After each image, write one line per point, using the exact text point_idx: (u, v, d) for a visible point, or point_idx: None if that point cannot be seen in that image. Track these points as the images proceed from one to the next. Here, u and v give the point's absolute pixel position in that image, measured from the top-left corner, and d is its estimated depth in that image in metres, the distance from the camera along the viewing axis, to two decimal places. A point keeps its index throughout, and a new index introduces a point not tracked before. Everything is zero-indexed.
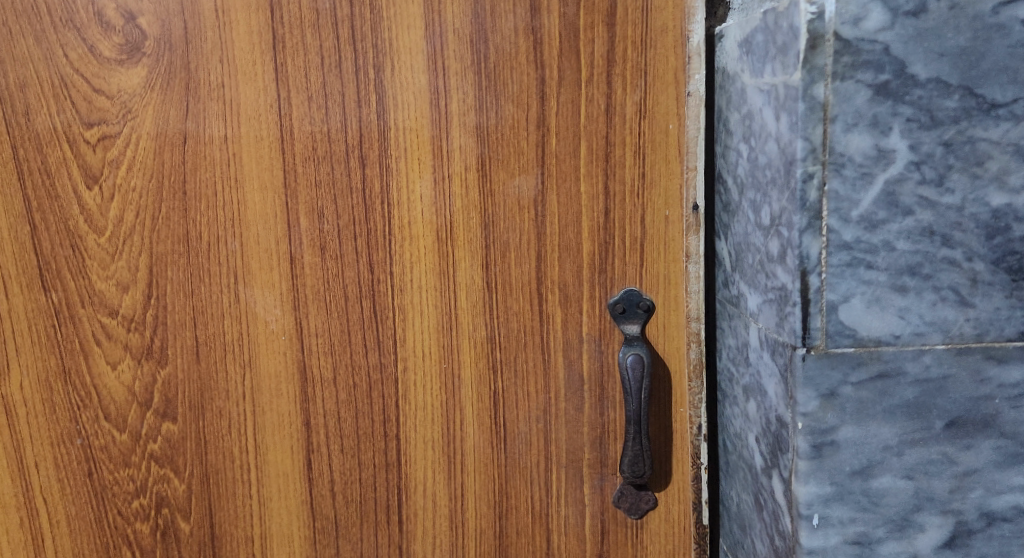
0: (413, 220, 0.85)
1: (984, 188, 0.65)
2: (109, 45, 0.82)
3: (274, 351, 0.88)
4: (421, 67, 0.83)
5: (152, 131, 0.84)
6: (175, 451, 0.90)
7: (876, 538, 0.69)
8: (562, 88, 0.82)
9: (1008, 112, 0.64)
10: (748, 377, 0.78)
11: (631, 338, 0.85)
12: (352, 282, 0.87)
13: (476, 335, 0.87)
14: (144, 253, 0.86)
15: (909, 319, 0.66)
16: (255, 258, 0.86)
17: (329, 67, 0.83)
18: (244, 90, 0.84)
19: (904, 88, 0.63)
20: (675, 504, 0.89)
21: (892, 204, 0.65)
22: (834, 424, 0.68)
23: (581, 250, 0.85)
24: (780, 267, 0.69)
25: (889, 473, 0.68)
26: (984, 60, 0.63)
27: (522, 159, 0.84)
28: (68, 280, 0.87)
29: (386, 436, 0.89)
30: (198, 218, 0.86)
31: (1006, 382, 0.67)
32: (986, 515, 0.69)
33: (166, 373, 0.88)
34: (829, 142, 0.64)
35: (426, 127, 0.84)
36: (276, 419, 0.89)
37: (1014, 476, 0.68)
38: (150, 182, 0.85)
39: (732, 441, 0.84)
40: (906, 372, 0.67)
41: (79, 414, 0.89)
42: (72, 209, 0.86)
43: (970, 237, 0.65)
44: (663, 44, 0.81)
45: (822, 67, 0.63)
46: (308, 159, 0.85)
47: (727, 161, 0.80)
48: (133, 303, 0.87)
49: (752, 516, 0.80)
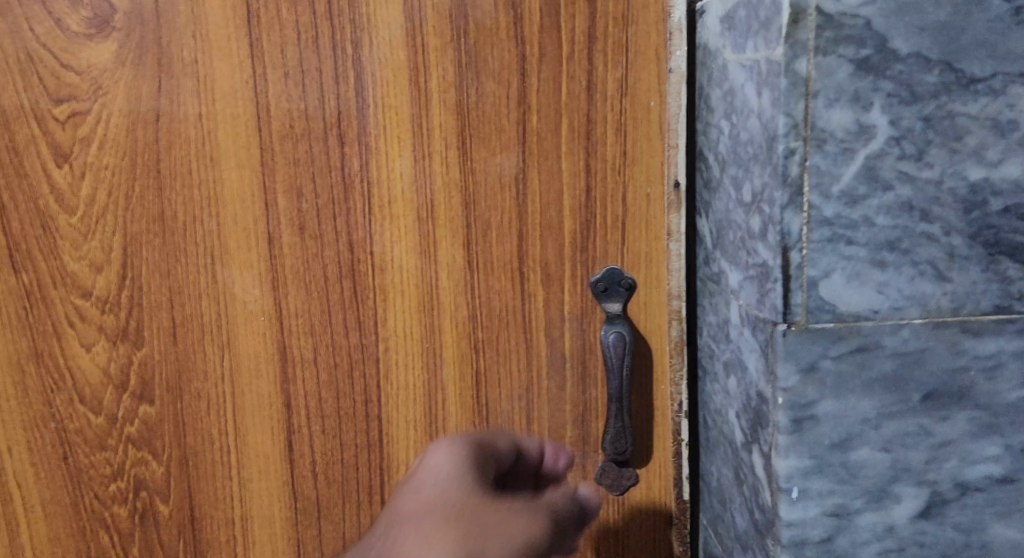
0: (393, 198, 0.85)
1: (962, 162, 0.66)
2: (77, 18, 0.81)
3: (253, 332, 0.87)
4: (399, 43, 0.82)
5: (124, 108, 0.83)
6: (153, 433, 0.89)
7: (853, 510, 0.70)
8: (544, 64, 0.82)
9: (986, 86, 0.65)
10: (729, 353, 0.79)
11: (612, 316, 0.86)
12: (332, 262, 0.86)
13: (458, 315, 0.87)
14: (118, 234, 0.85)
15: (888, 294, 0.67)
16: (232, 237, 0.85)
17: (306, 43, 0.82)
18: (219, 67, 0.82)
19: (885, 62, 0.64)
20: (656, 481, 0.90)
21: (872, 179, 0.65)
22: (814, 399, 0.68)
23: (563, 228, 0.85)
24: (761, 243, 0.70)
25: (867, 445, 0.69)
26: (964, 35, 0.64)
27: (503, 136, 0.83)
28: (39, 261, 0.85)
29: (368, 417, 0.89)
30: (172, 197, 0.85)
31: (981, 354, 0.68)
32: (960, 485, 0.70)
33: (143, 354, 0.87)
34: (811, 117, 0.64)
35: (405, 105, 0.83)
36: (256, 400, 0.88)
37: (987, 447, 0.70)
38: (122, 161, 0.84)
39: (713, 417, 0.84)
40: (885, 346, 0.68)
41: (53, 397, 0.88)
42: (42, 187, 0.84)
43: (948, 211, 0.66)
44: (645, 20, 0.81)
45: (804, 41, 0.64)
46: (285, 138, 0.84)
47: (708, 139, 0.80)
48: (107, 284, 0.86)
49: (732, 491, 0.81)
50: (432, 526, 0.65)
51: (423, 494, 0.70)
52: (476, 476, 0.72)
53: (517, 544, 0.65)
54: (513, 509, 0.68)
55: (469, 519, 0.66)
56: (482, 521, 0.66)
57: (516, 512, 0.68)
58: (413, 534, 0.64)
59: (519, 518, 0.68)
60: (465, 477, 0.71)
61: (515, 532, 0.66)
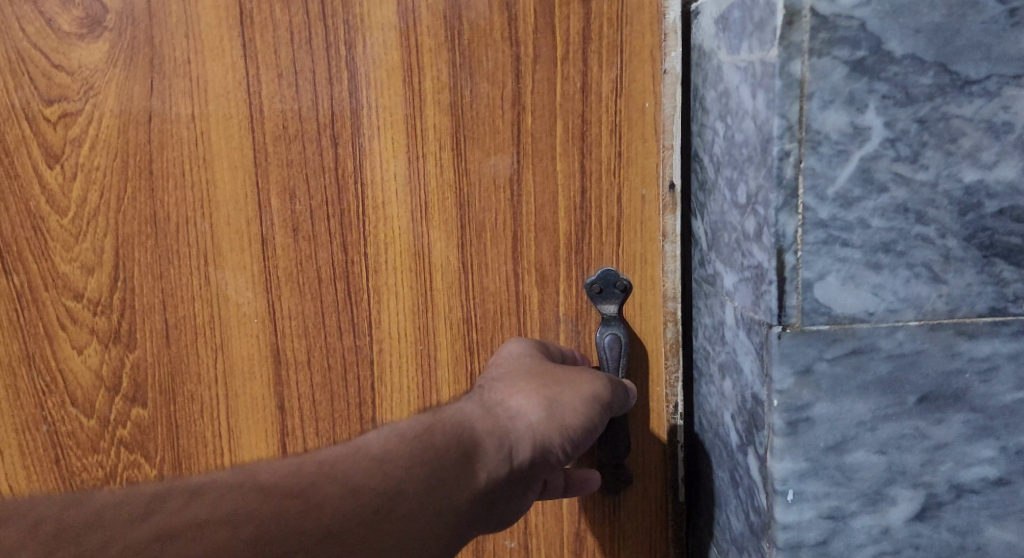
0: (387, 199, 0.84)
1: (957, 164, 0.66)
2: (68, 18, 0.81)
3: (246, 334, 0.87)
4: (393, 43, 0.81)
5: (116, 108, 0.82)
6: (146, 436, 0.88)
7: (849, 512, 0.70)
8: (538, 65, 0.82)
9: (980, 88, 0.65)
10: (724, 354, 0.78)
11: (607, 318, 0.85)
12: (326, 263, 0.85)
13: (452, 316, 0.86)
14: (110, 235, 0.84)
15: (883, 296, 0.67)
16: (225, 239, 0.85)
17: (299, 43, 0.82)
18: (211, 67, 0.82)
19: (880, 64, 0.64)
20: (651, 483, 0.89)
21: (867, 181, 0.65)
22: (809, 401, 0.68)
23: (558, 229, 0.85)
24: (756, 245, 0.69)
25: (863, 448, 0.69)
26: (958, 37, 0.64)
27: (498, 138, 0.83)
28: (31, 262, 0.85)
29: (362, 419, 0.88)
30: (165, 198, 0.84)
31: (976, 356, 0.68)
32: (956, 487, 0.70)
33: (135, 356, 0.87)
34: (806, 119, 0.64)
35: (399, 105, 0.82)
36: (250, 402, 0.88)
37: (982, 449, 0.70)
38: (114, 162, 0.83)
39: (708, 420, 0.84)
40: (880, 349, 0.68)
41: (45, 399, 0.88)
42: (34, 189, 0.84)
43: (943, 213, 0.66)
44: (639, 21, 0.81)
45: (799, 43, 0.63)
46: (278, 139, 0.83)
47: (703, 140, 0.80)
48: (98, 286, 0.85)
49: (727, 493, 0.80)
50: (524, 388, 0.74)
51: (502, 366, 0.79)
52: (543, 354, 0.81)
53: (587, 395, 0.75)
54: (579, 368, 0.78)
55: (550, 380, 0.75)
56: (560, 382, 0.75)
57: (582, 372, 0.77)
58: (514, 393, 0.74)
59: (584, 375, 0.77)
60: (534, 352, 0.81)
61: (585, 389, 0.75)
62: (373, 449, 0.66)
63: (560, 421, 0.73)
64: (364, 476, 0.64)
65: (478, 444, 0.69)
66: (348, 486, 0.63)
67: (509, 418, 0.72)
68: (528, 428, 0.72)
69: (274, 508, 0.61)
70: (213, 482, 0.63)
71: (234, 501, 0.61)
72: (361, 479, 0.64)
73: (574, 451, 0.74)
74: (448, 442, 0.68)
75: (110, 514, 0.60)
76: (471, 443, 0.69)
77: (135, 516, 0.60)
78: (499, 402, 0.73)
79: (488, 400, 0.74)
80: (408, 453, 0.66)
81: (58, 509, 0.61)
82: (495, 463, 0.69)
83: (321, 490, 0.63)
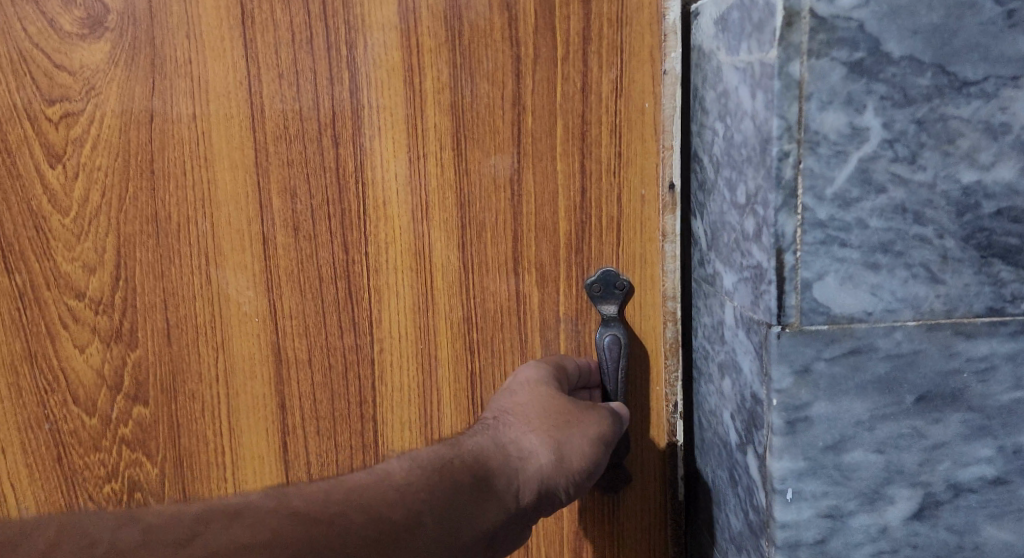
0: (388, 199, 0.85)
1: (955, 165, 0.66)
2: (70, 18, 0.81)
3: (247, 333, 0.87)
4: (394, 43, 0.82)
5: (117, 108, 0.83)
6: (147, 435, 0.88)
7: (847, 511, 0.70)
8: (538, 65, 0.82)
9: (978, 89, 0.65)
10: (723, 354, 0.79)
11: (607, 318, 0.86)
12: (326, 263, 0.86)
13: (452, 316, 0.87)
14: (111, 235, 0.85)
15: (881, 296, 0.67)
16: (226, 239, 0.85)
17: (300, 43, 0.82)
18: (212, 67, 0.82)
19: (878, 65, 0.64)
20: (650, 482, 0.90)
21: (865, 181, 0.66)
22: (807, 401, 0.69)
23: (558, 229, 0.85)
24: (755, 245, 0.70)
25: (861, 447, 0.69)
26: (956, 38, 0.65)
27: (498, 138, 0.83)
28: (32, 261, 0.86)
29: (363, 418, 0.88)
30: (166, 198, 0.84)
31: (973, 356, 0.69)
32: (953, 486, 0.70)
33: (137, 356, 0.87)
34: (805, 119, 0.65)
35: (399, 106, 0.83)
36: (251, 401, 0.88)
37: (980, 448, 0.70)
38: (116, 161, 0.84)
39: (708, 419, 0.84)
40: (878, 348, 0.68)
41: (47, 398, 0.88)
42: (36, 188, 0.84)
43: (941, 214, 0.67)
44: (639, 21, 0.81)
45: (798, 44, 0.64)
46: (279, 139, 0.84)
47: (703, 140, 0.80)
48: (100, 285, 0.86)
49: (726, 492, 0.81)
50: (536, 427, 0.75)
51: (519, 392, 0.80)
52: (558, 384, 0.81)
53: (595, 437, 0.76)
54: (589, 405, 0.79)
55: (560, 419, 0.76)
56: (571, 421, 0.76)
57: (591, 411, 0.78)
58: (525, 432, 0.75)
59: (593, 414, 0.78)
60: (549, 381, 0.81)
61: (591, 432, 0.77)
62: (395, 477, 0.67)
63: (567, 463, 0.74)
64: (390, 504, 0.65)
65: (488, 481, 0.70)
66: (375, 515, 0.64)
67: (519, 458, 0.73)
68: (537, 471, 0.73)
69: (310, 533, 0.61)
70: (249, 506, 0.62)
71: (273, 525, 0.60)
72: (389, 509, 0.64)
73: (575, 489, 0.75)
74: (462, 480, 0.69)
75: (156, 536, 0.59)
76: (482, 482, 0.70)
77: (180, 539, 0.59)
78: (511, 439, 0.74)
79: (501, 436, 0.75)
80: (428, 486, 0.67)
81: (104, 528, 0.59)
82: (503, 500, 0.70)
83: (352, 517, 0.63)
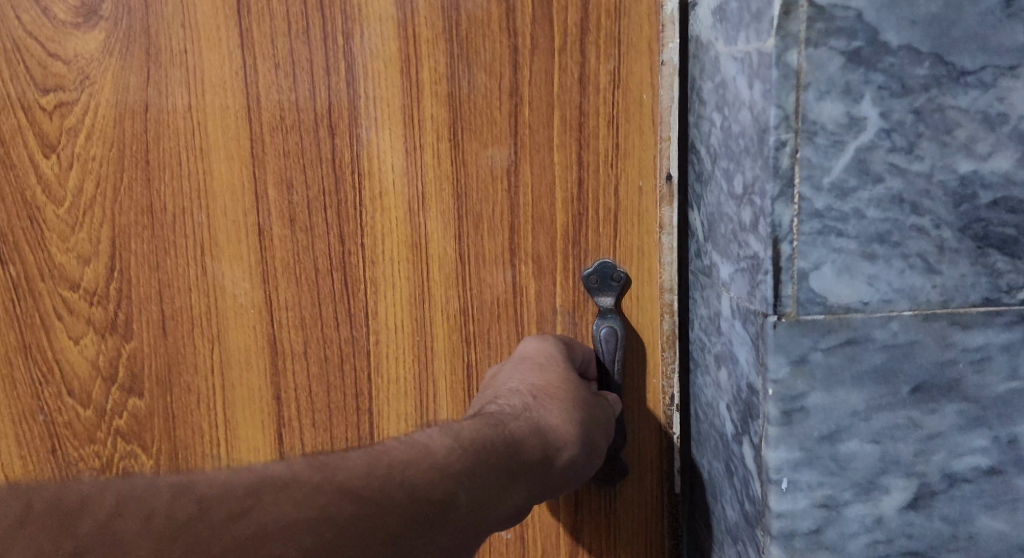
0: (385, 190, 0.84)
1: (952, 156, 0.66)
2: (64, 8, 0.80)
3: (244, 325, 0.87)
4: (391, 33, 0.82)
5: (111, 99, 0.82)
6: (142, 426, 0.88)
7: (843, 501, 0.71)
8: (535, 57, 0.82)
9: (976, 79, 0.65)
10: (720, 345, 0.79)
11: (604, 310, 0.86)
12: (322, 255, 0.86)
13: (449, 308, 0.86)
14: (106, 226, 0.85)
15: (878, 286, 0.67)
16: (222, 230, 0.85)
17: (296, 34, 0.82)
18: (208, 57, 0.82)
19: (876, 55, 0.64)
20: (646, 474, 0.90)
21: (863, 171, 0.66)
22: (804, 391, 0.69)
23: (555, 221, 0.85)
24: (752, 236, 0.70)
25: (857, 437, 0.70)
26: (954, 29, 0.65)
27: (495, 129, 0.83)
28: (26, 252, 0.85)
29: (358, 410, 0.88)
30: (161, 188, 0.84)
31: (969, 346, 0.69)
32: (949, 476, 0.71)
33: (132, 347, 0.87)
34: (803, 109, 0.65)
35: (397, 96, 0.83)
36: (247, 393, 0.88)
37: (975, 439, 0.70)
38: (110, 151, 0.83)
39: (704, 411, 0.84)
40: (874, 339, 0.68)
41: (41, 390, 0.88)
42: (30, 178, 0.84)
43: (938, 205, 0.67)
44: (637, 13, 0.81)
45: (796, 34, 0.64)
46: (275, 129, 0.83)
47: (700, 131, 0.80)
48: (95, 276, 0.85)
49: (722, 483, 0.81)
50: (566, 414, 0.75)
51: (542, 371, 0.79)
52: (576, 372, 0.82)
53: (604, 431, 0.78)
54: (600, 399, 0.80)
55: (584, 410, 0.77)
56: (590, 413, 0.77)
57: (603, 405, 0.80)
58: (555, 418, 0.75)
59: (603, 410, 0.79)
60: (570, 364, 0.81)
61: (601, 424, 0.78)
62: (438, 453, 0.65)
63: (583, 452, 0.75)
64: (433, 483, 0.63)
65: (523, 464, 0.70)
66: (418, 494, 0.62)
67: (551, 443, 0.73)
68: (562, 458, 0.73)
69: (357, 509, 0.59)
70: (298, 476, 0.60)
71: (324, 497, 0.59)
72: (431, 488, 0.62)
73: (580, 474, 0.76)
74: (496, 456, 0.68)
75: (211, 503, 0.57)
76: (512, 460, 0.69)
77: (239, 506, 0.57)
78: (541, 424, 0.74)
79: (532, 416, 0.74)
80: (466, 464, 0.65)
81: (174, 487, 0.58)
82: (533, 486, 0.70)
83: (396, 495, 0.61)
